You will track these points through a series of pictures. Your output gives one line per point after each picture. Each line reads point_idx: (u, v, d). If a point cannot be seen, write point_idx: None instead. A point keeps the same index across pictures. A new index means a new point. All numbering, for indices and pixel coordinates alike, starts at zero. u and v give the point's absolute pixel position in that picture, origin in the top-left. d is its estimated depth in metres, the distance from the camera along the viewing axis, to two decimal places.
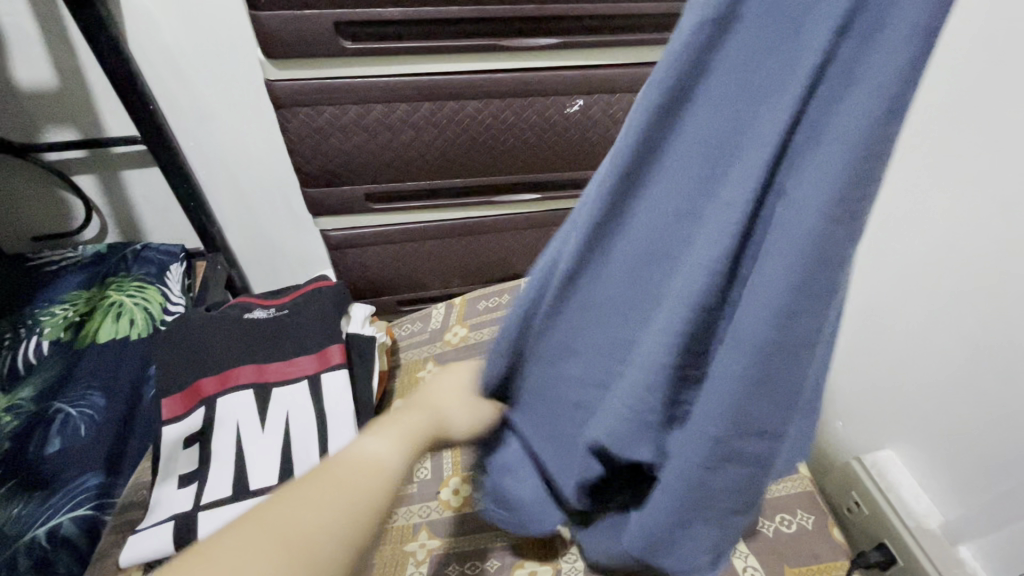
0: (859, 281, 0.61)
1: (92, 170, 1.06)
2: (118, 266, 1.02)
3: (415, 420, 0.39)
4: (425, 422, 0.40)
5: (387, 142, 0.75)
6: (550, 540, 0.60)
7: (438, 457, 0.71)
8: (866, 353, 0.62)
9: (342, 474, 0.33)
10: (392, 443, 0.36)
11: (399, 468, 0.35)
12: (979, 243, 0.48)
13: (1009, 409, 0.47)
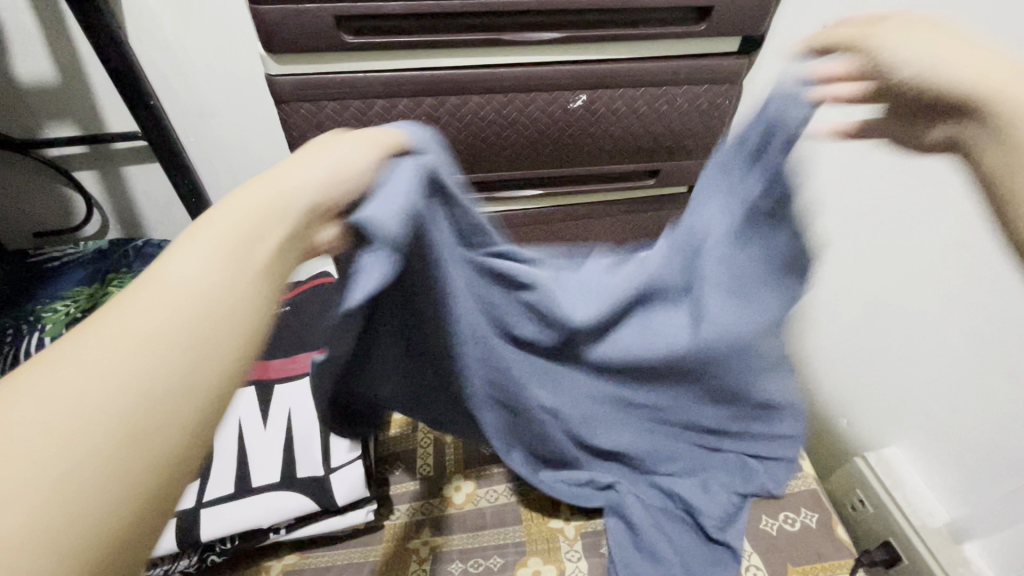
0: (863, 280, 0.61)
1: (93, 166, 1.05)
2: (119, 262, 1.02)
3: (261, 210, 0.30)
4: (279, 204, 0.31)
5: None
6: (553, 538, 0.60)
7: (441, 454, 0.70)
8: (870, 351, 0.61)
9: (165, 303, 0.24)
10: (219, 257, 0.26)
11: (241, 280, 0.26)
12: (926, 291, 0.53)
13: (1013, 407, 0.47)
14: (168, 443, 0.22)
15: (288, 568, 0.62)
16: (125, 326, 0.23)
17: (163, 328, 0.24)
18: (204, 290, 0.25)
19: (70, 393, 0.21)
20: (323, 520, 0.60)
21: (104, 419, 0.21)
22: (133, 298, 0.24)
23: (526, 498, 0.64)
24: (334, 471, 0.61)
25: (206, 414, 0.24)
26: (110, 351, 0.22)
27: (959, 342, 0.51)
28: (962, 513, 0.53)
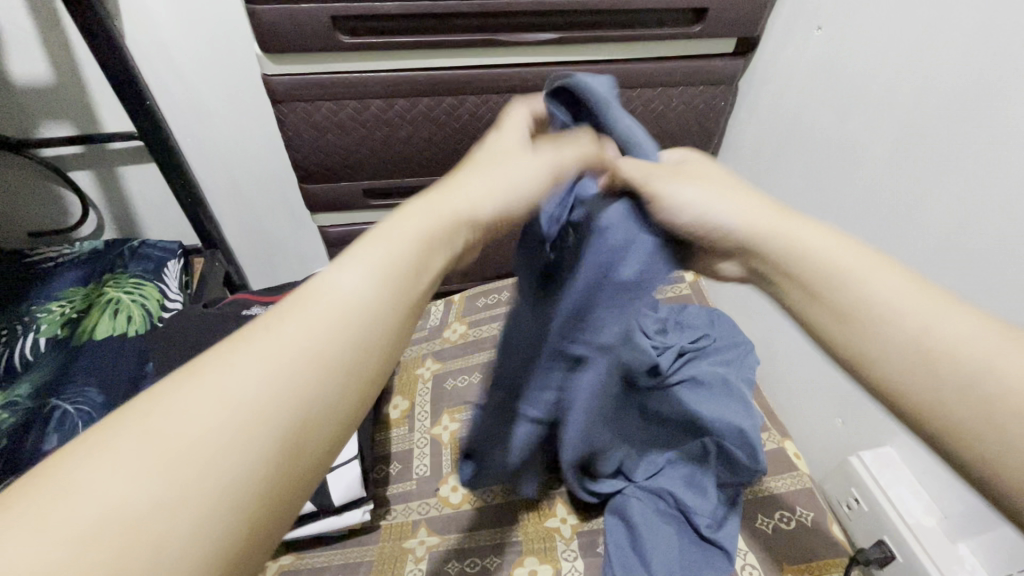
0: None
1: (89, 166, 1.05)
2: (115, 262, 1.01)
3: (434, 227, 0.35)
4: (443, 230, 0.35)
5: (385, 138, 0.74)
6: (549, 538, 0.60)
7: (438, 454, 0.70)
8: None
9: (331, 307, 0.28)
10: (376, 279, 0.30)
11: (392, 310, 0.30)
12: None
13: None
14: (286, 473, 0.24)
15: (285, 569, 0.61)
16: (296, 324, 0.27)
17: (323, 327, 0.27)
18: (349, 314, 0.28)
19: (229, 400, 0.24)
20: (320, 520, 0.60)
21: (258, 414, 0.24)
22: (296, 312, 0.28)
23: (523, 499, 0.64)
24: (331, 471, 0.61)
25: (324, 448, 0.26)
26: (281, 338, 0.26)
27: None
28: (957, 511, 0.54)
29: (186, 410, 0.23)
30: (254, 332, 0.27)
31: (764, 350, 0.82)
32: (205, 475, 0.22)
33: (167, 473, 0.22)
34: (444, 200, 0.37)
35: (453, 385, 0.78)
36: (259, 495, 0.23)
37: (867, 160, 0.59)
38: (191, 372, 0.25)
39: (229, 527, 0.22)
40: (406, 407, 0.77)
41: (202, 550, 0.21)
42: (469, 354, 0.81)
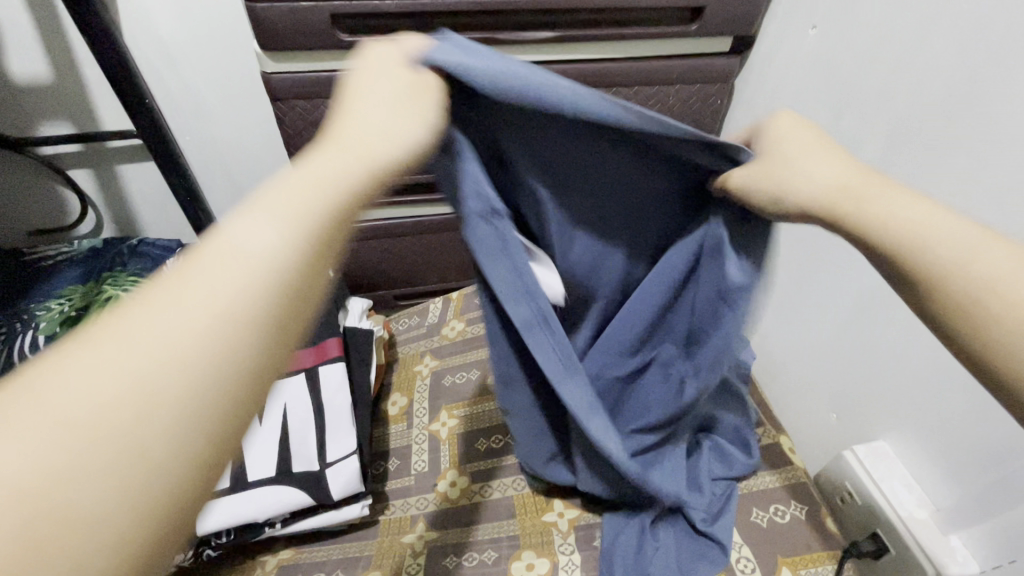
0: (854, 276, 0.62)
1: (87, 164, 1.05)
2: (114, 261, 1.02)
3: (353, 158, 0.30)
4: (357, 162, 0.30)
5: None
6: (547, 532, 0.61)
7: (436, 450, 0.71)
8: (859, 344, 0.62)
9: (242, 255, 0.25)
10: (284, 225, 0.26)
11: (301, 251, 0.26)
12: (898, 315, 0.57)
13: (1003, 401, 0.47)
14: (213, 435, 0.22)
15: (284, 563, 0.62)
16: (200, 274, 0.24)
17: (241, 274, 0.25)
18: (264, 273, 0.25)
19: (141, 373, 0.21)
20: (320, 514, 0.61)
21: (172, 378, 0.22)
22: (164, 298, 0.23)
23: (521, 493, 0.65)
24: (330, 466, 0.61)
25: (252, 407, 0.24)
26: (189, 294, 0.24)
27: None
28: (948, 504, 0.54)
29: (76, 381, 0.20)
30: (162, 288, 0.24)
31: (759, 346, 0.82)
32: (113, 449, 0.20)
33: (68, 462, 0.19)
34: (345, 136, 0.32)
35: (451, 382, 0.78)
36: (189, 462, 0.22)
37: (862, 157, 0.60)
38: (78, 346, 0.22)
39: (163, 497, 0.21)
40: (404, 404, 0.78)
41: (144, 528, 0.20)
42: (466, 351, 0.82)
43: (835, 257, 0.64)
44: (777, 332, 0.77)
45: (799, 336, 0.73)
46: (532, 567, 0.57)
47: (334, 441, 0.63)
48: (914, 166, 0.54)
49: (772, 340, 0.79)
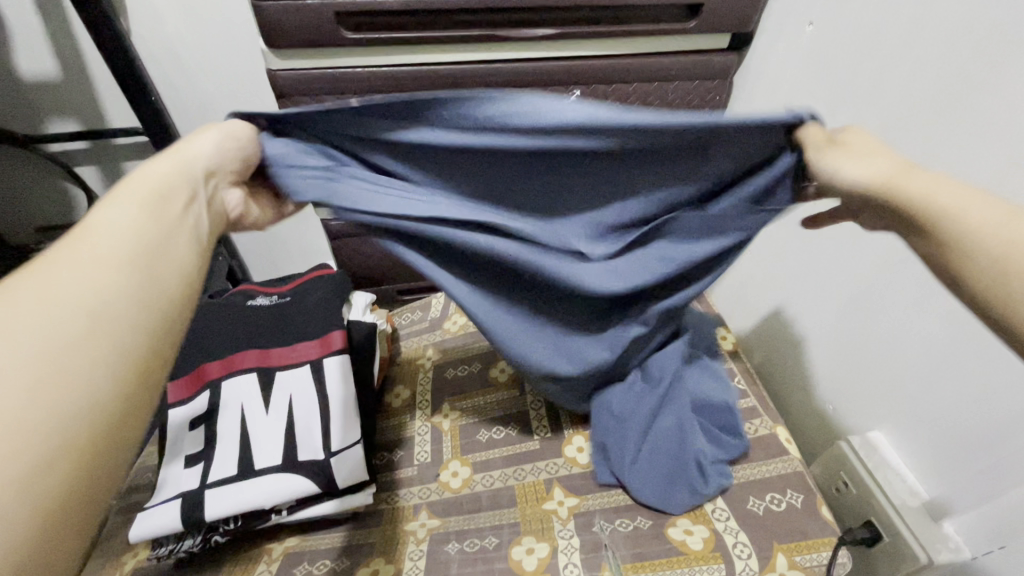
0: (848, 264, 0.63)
1: (95, 161, 1.07)
2: None
3: (174, 171, 0.38)
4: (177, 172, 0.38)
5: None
6: (547, 519, 0.62)
7: (438, 440, 0.72)
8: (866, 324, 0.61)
9: (110, 235, 0.32)
10: (143, 211, 0.34)
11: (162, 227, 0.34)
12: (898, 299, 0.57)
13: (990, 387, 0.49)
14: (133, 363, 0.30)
15: (289, 550, 0.63)
16: (80, 254, 0.31)
17: (119, 245, 0.32)
18: (137, 241, 0.32)
19: (62, 323, 0.28)
20: (325, 502, 0.62)
21: (96, 321, 0.29)
22: (41, 271, 0.29)
23: (522, 483, 0.66)
24: (335, 454, 0.62)
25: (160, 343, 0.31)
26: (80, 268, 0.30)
27: (938, 330, 0.53)
28: (941, 492, 0.56)
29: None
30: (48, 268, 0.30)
31: (757, 340, 0.83)
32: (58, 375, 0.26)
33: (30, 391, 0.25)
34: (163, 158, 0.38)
35: (453, 374, 0.80)
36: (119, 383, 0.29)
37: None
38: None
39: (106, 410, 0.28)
40: (407, 396, 0.79)
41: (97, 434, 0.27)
42: (469, 344, 0.83)
43: (829, 249, 0.65)
44: (774, 325, 0.78)
45: (797, 329, 0.74)
46: (532, 552, 0.58)
47: (339, 430, 0.65)
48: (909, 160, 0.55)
49: (769, 334, 0.80)
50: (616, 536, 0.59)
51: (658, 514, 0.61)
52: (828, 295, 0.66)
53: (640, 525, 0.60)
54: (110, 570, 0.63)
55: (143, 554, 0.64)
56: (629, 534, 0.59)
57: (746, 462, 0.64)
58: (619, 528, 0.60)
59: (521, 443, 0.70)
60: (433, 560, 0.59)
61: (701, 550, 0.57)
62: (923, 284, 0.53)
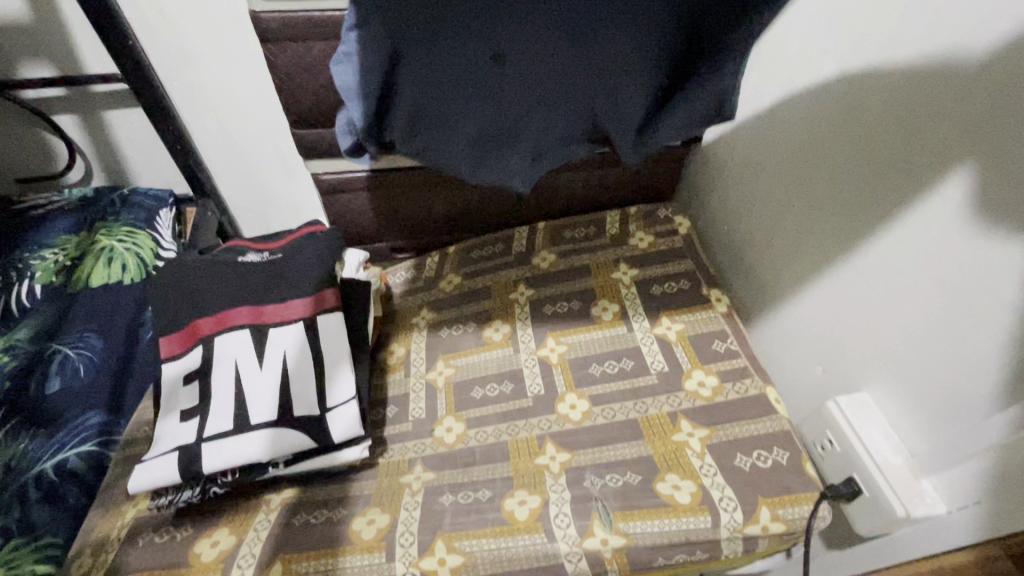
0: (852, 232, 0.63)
1: (74, 109, 1.03)
2: (105, 211, 1.06)
3: None
4: None
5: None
6: (539, 473, 0.63)
7: (432, 397, 0.74)
8: (864, 289, 0.62)
9: None
10: None
11: None
12: (892, 285, 0.58)
13: (994, 387, 0.49)
14: None
15: (287, 501, 0.65)
16: None
17: None
18: None
19: None
20: (320, 456, 0.62)
21: None
22: None
23: (513, 436, 0.68)
24: (331, 410, 0.63)
25: None
26: None
27: (942, 305, 0.53)
28: (923, 450, 0.57)
29: None
30: None
31: (755, 299, 0.84)
32: None
33: None
34: None
35: (448, 334, 0.81)
36: None
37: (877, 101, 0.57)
38: None
39: None
40: (401, 353, 0.81)
41: None
42: (463, 304, 0.84)
43: (828, 212, 0.66)
44: (768, 289, 0.79)
45: (791, 292, 0.75)
46: (524, 505, 0.60)
47: (333, 387, 0.65)
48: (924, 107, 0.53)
49: (764, 295, 0.81)
50: (607, 490, 0.61)
51: (646, 469, 0.62)
52: (817, 270, 0.69)
53: (630, 479, 0.61)
54: (112, 518, 0.65)
55: (143, 505, 0.66)
56: (620, 489, 0.61)
57: (731, 421, 0.66)
58: (610, 483, 0.61)
59: (515, 400, 0.72)
60: (428, 511, 0.61)
61: (689, 504, 0.59)
62: (938, 235, 0.52)
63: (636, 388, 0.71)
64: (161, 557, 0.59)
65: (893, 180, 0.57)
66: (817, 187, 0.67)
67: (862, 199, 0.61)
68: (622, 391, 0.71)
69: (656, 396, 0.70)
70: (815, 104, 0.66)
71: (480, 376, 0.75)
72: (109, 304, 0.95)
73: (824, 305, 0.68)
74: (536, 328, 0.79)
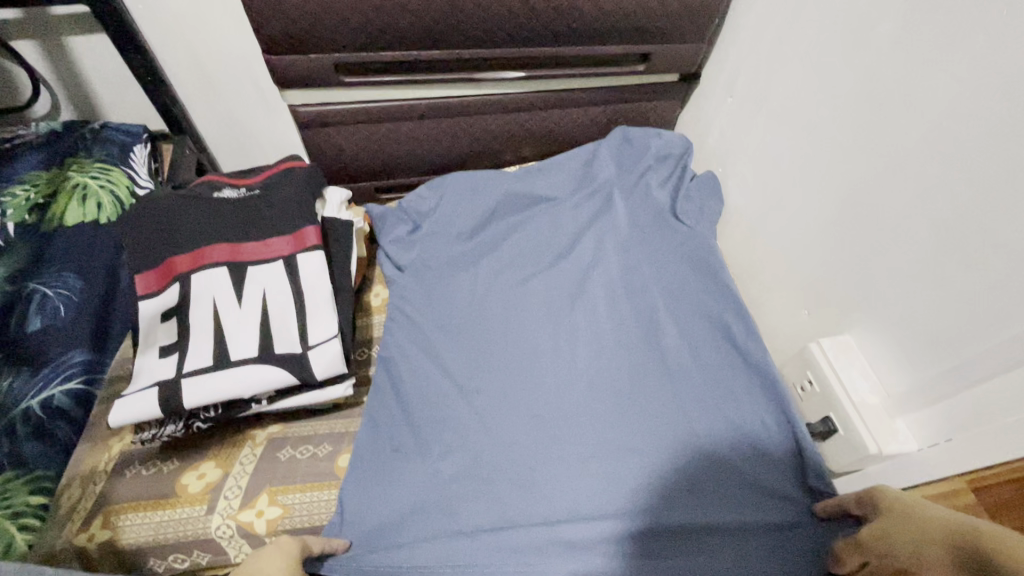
0: (850, 173, 0.61)
1: (31, 34, 0.96)
2: (76, 147, 1.02)
3: None
4: None
5: (338, 4, 0.67)
6: (521, 414, 0.65)
7: (418, 338, 0.74)
8: (854, 230, 0.61)
9: None
10: None
11: None
12: (887, 227, 0.57)
13: (984, 326, 0.48)
14: None
15: (273, 436, 0.65)
16: None
17: None
18: None
19: None
20: (305, 392, 0.63)
21: None
22: None
23: (499, 376, 0.69)
24: (313, 347, 0.62)
25: None
26: None
27: (933, 245, 0.52)
28: (900, 390, 0.57)
29: None
30: None
31: (743, 246, 0.83)
32: None
33: None
34: None
35: (436, 277, 0.81)
36: None
37: (870, 56, 0.57)
38: None
39: None
40: (387, 296, 0.83)
41: None
42: (449, 247, 0.84)
43: (826, 152, 0.64)
44: (758, 235, 0.79)
45: (781, 236, 0.74)
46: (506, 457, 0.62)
47: (316, 324, 0.64)
48: (939, 45, 0.50)
49: (753, 242, 0.80)
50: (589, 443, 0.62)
51: (621, 412, 0.65)
52: (811, 212, 0.68)
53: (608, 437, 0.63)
54: (99, 452, 0.66)
55: (128, 439, 0.66)
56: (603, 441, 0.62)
57: (711, 364, 0.68)
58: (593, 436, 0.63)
59: (501, 342, 0.72)
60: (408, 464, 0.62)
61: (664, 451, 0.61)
62: (943, 172, 0.51)
63: (619, 331, 0.72)
64: (148, 487, 0.60)
65: (900, 115, 0.54)
66: (820, 125, 0.65)
67: (864, 135, 0.59)
68: (608, 330, 0.72)
69: (638, 340, 0.71)
70: (822, 40, 0.63)
71: (466, 312, 0.76)
72: (88, 244, 0.93)
73: (815, 251, 0.68)
74: (526, 271, 0.79)
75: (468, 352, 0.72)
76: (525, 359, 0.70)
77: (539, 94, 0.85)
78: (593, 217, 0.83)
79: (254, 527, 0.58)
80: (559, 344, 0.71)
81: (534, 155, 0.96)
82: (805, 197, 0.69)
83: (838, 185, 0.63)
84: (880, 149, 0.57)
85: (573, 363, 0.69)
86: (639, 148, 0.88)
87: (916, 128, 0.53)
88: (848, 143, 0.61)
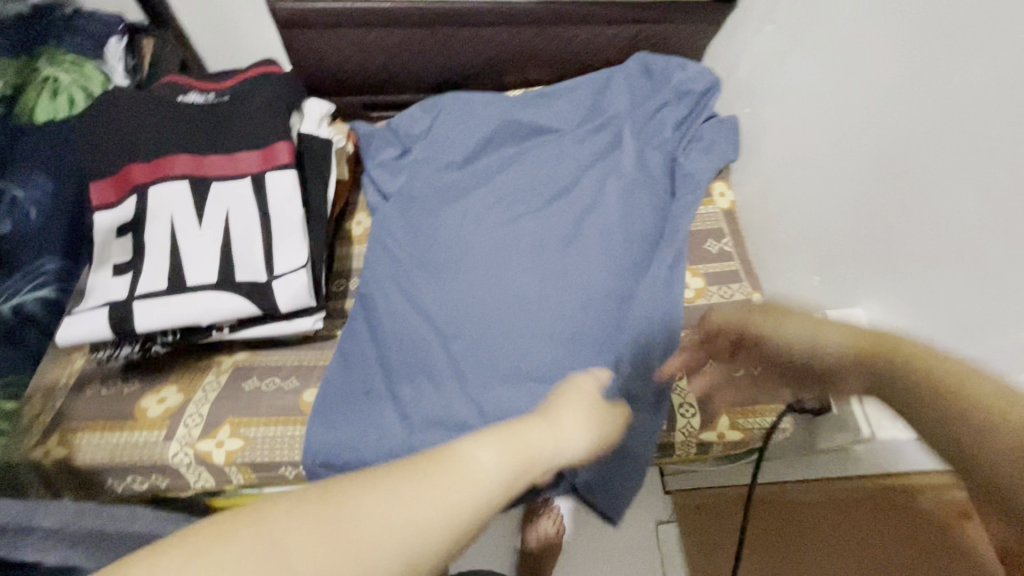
0: (890, 120, 0.52)
1: None
2: (47, 34, 0.92)
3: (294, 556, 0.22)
4: None
5: None
6: (492, 362, 0.61)
7: (397, 274, 0.70)
8: (884, 191, 0.53)
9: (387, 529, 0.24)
10: None
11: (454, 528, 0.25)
12: (922, 189, 0.49)
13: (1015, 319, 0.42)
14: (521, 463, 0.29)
15: (239, 365, 0.63)
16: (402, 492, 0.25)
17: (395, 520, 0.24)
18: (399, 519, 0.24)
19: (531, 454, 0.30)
20: (270, 323, 0.59)
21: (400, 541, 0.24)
22: None
23: (474, 321, 0.64)
24: (277, 277, 0.57)
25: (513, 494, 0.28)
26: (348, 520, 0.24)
27: (972, 217, 0.44)
28: None
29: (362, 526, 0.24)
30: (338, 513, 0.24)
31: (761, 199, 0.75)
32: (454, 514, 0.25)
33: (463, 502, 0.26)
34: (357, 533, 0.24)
35: (421, 207, 0.75)
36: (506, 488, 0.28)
37: None
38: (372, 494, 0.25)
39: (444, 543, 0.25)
40: (368, 225, 0.77)
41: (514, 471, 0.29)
42: (439, 175, 0.77)
43: (866, 93, 0.54)
44: (777, 189, 0.71)
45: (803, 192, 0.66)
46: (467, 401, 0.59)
47: (281, 252, 0.59)
48: None
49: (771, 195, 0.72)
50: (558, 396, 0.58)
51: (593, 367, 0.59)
52: (841, 164, 0.59)
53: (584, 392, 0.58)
54: (60, 366, 0.63)
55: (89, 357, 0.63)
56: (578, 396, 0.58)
57: None
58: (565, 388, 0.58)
59: (481, 283, 0.67)
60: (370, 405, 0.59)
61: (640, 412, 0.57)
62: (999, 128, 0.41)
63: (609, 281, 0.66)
64: (105, 408, 0.58)
65: (961, 53, 0.44)
66: (864, 58, 0.54)
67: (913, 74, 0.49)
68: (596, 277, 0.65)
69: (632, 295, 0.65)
70: None
71: (448, 249, 0.70)
72: (58, 145, 0.86)
73: (839, 209, 0.60)
74: (518, 208, 0.73)
75: (444, 291, 0.67)
76: (503, 301, 0.65)
77: (551, 4, 0.74)
78: (600, 152, 0.74)
79: (213, 457, 0.56)
80: (542, 289, 0.65)
81: (541, 79, 0.86)
82: (838, 146, 0.59)
83: (875, 134, 0.54)
84: (929, 93, 0.47)
85: (556, 309, 0.63)
86: (657, 81, 0.79)
87: (984, 70, 0.42)
88: (892, 84, 0.51)
